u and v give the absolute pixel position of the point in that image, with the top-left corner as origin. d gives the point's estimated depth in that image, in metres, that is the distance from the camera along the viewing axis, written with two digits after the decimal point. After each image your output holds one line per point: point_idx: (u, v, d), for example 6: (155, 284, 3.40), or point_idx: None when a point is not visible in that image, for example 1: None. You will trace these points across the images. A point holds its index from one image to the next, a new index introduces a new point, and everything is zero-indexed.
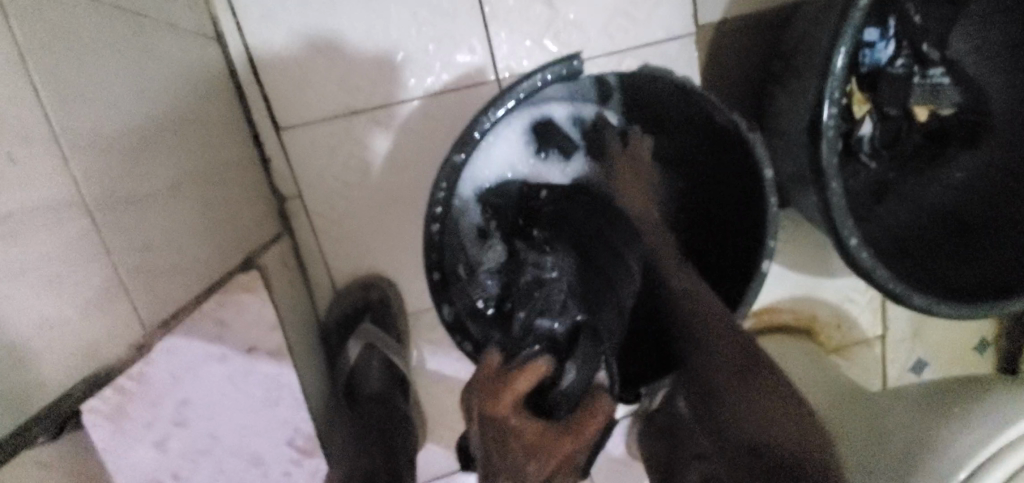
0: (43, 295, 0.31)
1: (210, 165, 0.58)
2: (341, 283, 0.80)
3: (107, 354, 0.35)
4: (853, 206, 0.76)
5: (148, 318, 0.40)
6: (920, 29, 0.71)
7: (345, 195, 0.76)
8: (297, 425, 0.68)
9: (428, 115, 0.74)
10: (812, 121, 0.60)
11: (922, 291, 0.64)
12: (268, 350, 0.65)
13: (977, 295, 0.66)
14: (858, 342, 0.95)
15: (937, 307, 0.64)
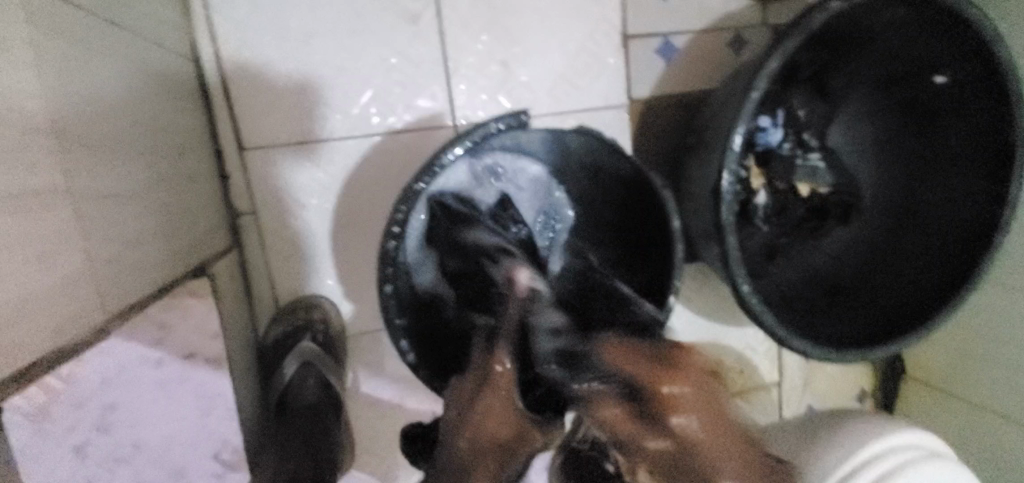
0: (29, 269, 0.34)
1: (176, 170, 0.61)
2: (285, 300, 0.82)
3: (72, 330, 0.38)
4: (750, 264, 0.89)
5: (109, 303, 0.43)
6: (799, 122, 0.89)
7: (300, 215, 0.80)
8: (224, 437, 0.67)
9: (386, 150, 0.81)
10: (716, 187, 0.72)
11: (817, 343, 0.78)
12: (206, 357, 0.66)
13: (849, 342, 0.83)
14: (756, 387, 1.07)
15: (812, 350, 0.77)
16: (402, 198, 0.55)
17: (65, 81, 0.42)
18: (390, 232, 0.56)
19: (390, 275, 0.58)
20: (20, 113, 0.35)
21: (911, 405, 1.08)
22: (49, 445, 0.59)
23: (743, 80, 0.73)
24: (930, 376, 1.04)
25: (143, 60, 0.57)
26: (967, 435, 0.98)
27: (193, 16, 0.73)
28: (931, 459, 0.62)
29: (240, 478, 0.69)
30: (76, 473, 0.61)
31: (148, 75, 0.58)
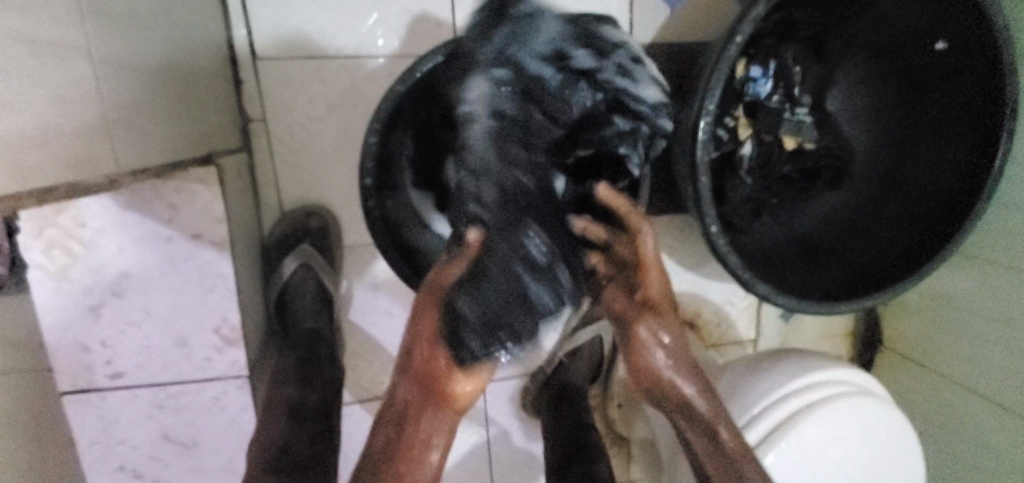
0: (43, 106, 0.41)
1: (190, 64, 0.66)
2: (289, 206, 0.89)
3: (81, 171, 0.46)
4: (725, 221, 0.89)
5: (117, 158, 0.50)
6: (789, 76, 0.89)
7: (305, 126, 0.85)
8: (224, 314, 0.74)
9: (390, 72, 0.85)
10: (696, 127, 0.75)
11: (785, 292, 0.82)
12: (211, 240, 0.71)
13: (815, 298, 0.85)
14: (731, 341, 1.13)
15: (775, 297, 0.81)
16: (382, 99, 0.65)
17: None
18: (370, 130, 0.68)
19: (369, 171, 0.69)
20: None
21: (884, 371, 1.13)
22: (71, 301, 0.70)
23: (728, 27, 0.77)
24: (908, 349, 1.07)
25: None
26: (930, 401, 1.03)
27: None
28: (858, 394, 0.67)
29: (236, 355, 0.76)
30: (94, 331, 0.72)
31: None
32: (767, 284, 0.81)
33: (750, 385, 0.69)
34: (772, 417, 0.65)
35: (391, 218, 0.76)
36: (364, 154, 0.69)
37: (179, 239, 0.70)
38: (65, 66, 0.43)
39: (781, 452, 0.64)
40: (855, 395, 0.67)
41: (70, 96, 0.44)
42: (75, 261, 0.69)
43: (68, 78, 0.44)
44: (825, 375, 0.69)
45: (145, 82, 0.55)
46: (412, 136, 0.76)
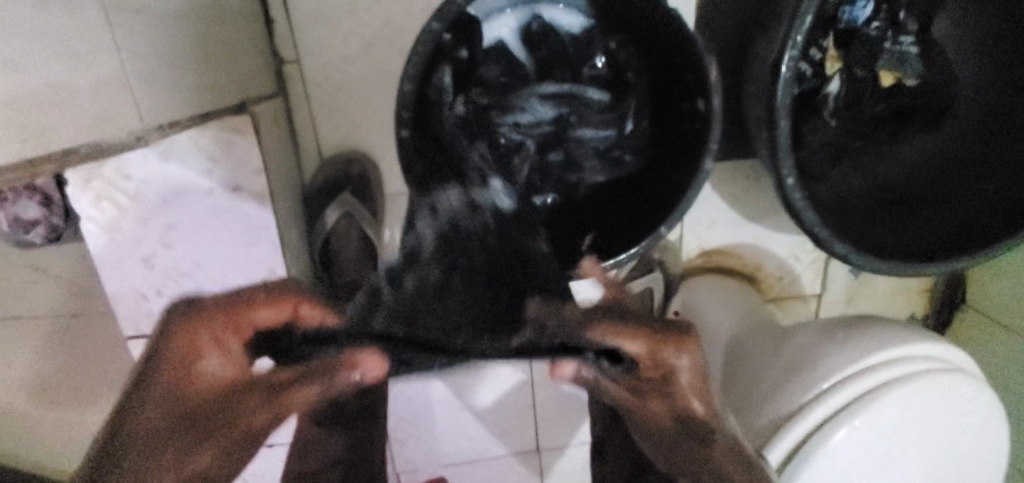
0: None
1: (213, 1, 0.61)
2: (328, 154, 0.85)
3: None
4: (800, 169, 0.79)
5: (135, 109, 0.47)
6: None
7: (341, 67, 0.80)
8: (270, 265, 0.74)
9: (428, 2, 0.77)
10: (776, 64, 0.64)
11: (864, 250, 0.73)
12: (252, 193, 0.70)
13: (896, 254, 0.75)
14: (793, 296, 1.06)
15: (851, 256, 0.72)
16: (419, 40, 0.58)
17: None
18: (406, 74, 0.59)
19: (405, 121, 0.62)
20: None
21: (965, 333, 1.04)
22: (125, 253, 0.71)
23: None
24: (1000, 312, 0.97)
25: None
26: (1016, 369, 0.93)
27: None
28: (945, 372, 0.60)
29: None
30: (148, 280, 0.73)
31: None
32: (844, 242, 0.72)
33: (828, 352, 0.63)
34: (846, 391, 0.59)
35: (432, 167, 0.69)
36: (399, 103, 0.60)
37: (221, 191, 0.69)
38: None
39: (856, 428, 0.58)
40: (949, 373, 0.60)
41: None
42: (120, 215, 0.69)
43: None
44: (918, 346, 0.62)
45: (165, 27, 0.51)
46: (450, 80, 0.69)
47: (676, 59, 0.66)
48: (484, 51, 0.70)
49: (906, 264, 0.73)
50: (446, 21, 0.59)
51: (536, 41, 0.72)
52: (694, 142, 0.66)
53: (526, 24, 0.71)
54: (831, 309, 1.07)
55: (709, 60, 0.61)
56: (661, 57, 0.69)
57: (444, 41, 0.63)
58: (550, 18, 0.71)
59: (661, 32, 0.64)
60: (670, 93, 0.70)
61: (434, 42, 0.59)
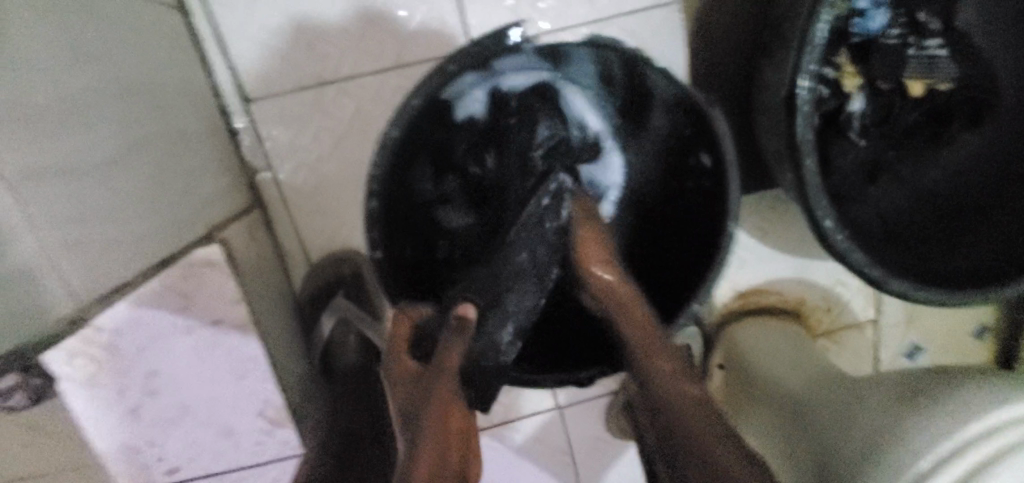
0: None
1: (162, 131, 0.57)
2: (317, 257, 0.79)
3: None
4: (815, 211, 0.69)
5: (67, 293, 0.41)
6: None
7: (316, 166, 0.74)
8: (264, 395, 0.68)
9: (398, 85, 0.72)
10: (790, 96, 0.57)
11: (918, 281, 0.61)
12: (233, 323, 0.64)
13: (962, 280, 0.62)
14: (847, 326, 0.95)
15: (910, 291, 0.60)
16: (378, 150, 0.51)
17: None
18: (370, 189, 0.52)
19: (378, 241, 0.54)
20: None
21: None
22: (109, 408, 0.65)
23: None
24: None
25: (100, 8, 0.51)
26: None
27: None
28: None
29: (288, 435, 0.70)
30: (139, 433, 0.67)
31: (112, 23, 0.52)
32: (900, 277, 0.61)
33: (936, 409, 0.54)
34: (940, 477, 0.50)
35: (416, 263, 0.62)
36: (366, 221, 0.53)
37: (200, 327, 0.63)
38: None
39: None
40: None
41: None
42: (96, 369, 0.63)
43: None
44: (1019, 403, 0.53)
45: (102, 181, 0.46)
46: (428, 182, 0.64)
47: (675, 116, 0.58)
48: (461, 131, 0.63)
49: (973, 291, 0.60)
50: (406, 123, 0.52)
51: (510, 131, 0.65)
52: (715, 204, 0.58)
53: (501, 94, 0.63)
54: (892, 333, 0.96)
55: (716, 112, 0.53)
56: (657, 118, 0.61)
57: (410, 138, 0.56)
58: (524, 88, 0.63)
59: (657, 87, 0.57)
60: (676, 159, 0.63)
61: (395, 147, 0.52)
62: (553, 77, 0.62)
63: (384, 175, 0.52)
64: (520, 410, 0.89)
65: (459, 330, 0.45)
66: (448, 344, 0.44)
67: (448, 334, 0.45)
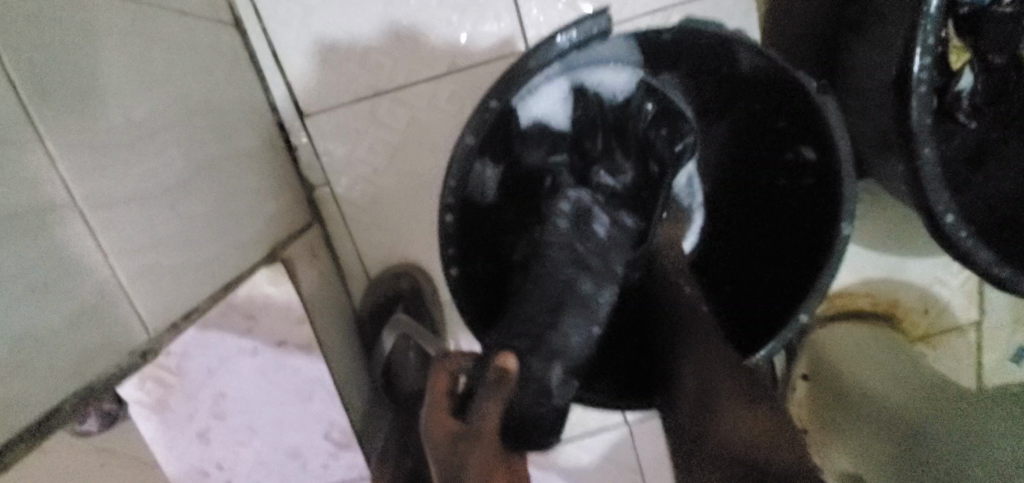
0: (6, 306, 0.29)
1: (224, 152, 0.56)
2: (375, 271, 0.77)
3: (88, 371, 0.34)
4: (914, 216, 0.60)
5: (140, 322, 0.39)
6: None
7: (374, 180, 0.72)
8: (331, 418, 0.66)
9: (454, 91, 0.69)
10: (902, 76, 0.51)
11: None
12: (297, 344, 0.62)
13: None
14: (946, 329, 0.85)
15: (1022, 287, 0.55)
16: (453, 159, 0.50)
17: (35, 71, 0.35)
18: (444, 204, 0.52)
19: (453, 257, 0.55)
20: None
21: None
22: (178, 433, 0.65)
23: None
24: None
25: (163, 27, 0.51)
26: None
27: None
28: None
29: (354, 457, 0.68)
30: (207, 456, 0.66)
31: (173, 43, 0.52)
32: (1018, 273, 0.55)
33: None
34: None
35: (484, 275, 0.58)
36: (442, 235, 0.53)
37: (265, 350, 0.62)
38: (53, 233, 0.33)
39: None
40: None
41: (71, 272, 0.34)
42: (161, 394, 0.62)
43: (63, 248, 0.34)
44: None
45: (168, 204, 0.44)
46: (500, 194, 0.58)
47: (773, 106, 0.54)
48: (532, 130, 0.57)
49: None
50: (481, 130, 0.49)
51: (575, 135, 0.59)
52: (823, 201, 0.54)
53: (573, 87, 0.56)
54: (1000, 336, 0.86)
55: (825, 98, 0.49)
56: (750, 112, 0.57)
57: (489, 146, 0.54)
58: (596, 84, 0.56)
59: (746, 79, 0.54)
60: (773, 158, 0.58)
61: (470, 157, 0.50)
62: (633, 73, 0.56)
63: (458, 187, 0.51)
64: (588, 427, 0.84)
65: (499, 384, 0.41)
66: (485, 406, 0.40)
67: (485, 392, 0.41)
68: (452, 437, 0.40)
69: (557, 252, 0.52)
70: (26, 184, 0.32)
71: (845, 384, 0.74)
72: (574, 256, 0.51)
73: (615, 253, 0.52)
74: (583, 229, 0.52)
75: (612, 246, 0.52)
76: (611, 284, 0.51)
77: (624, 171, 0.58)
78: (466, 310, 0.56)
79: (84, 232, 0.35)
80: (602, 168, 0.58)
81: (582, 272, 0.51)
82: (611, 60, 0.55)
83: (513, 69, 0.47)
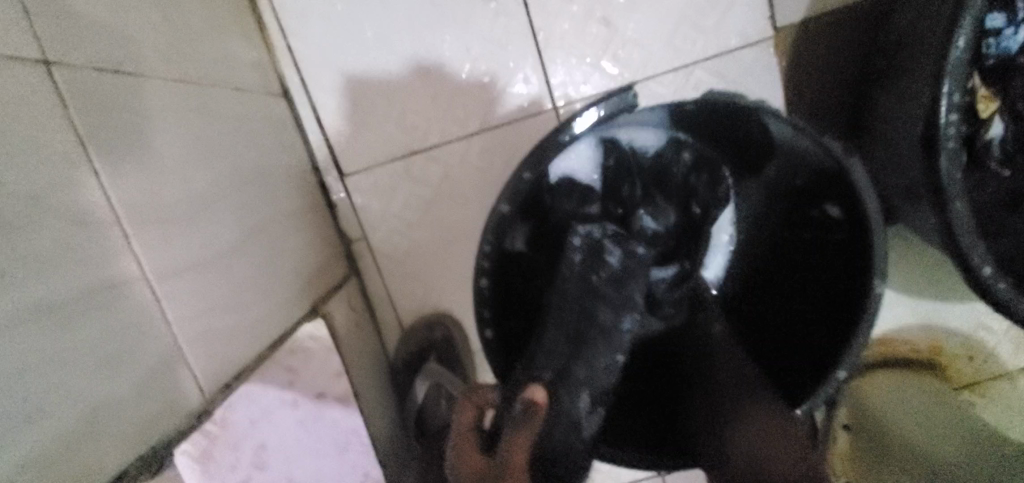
0: (83, 377, 0.32)
1: (270, 214, 0.59)
2: (408, 320, 0.79)
3: (147, 432, 0.37)
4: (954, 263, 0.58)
5: (194, 384, 0.41)
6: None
7: (409, 234, 0.75)
8: (365, 469, 0.67)
9: (485, 149, 0.72)
10: (929, 128, 0.52)
11: None
12: (336, 395, 0.64)
13: None
14: (995, 377, 0.82)
15: None
16: (489, 223, 0.51)
17: (114, 158, 0.38)
18: (481, 267, 0.53)
19: (488, 319, 0.56)
20: (53, 203, 0.32)
21: None
22: None
23: (921, 22, 0.55)
24: None
25: (219, 102, 0.55)
26: None
27: (276, 50, 0.70)
28: None
29: None
30: None
31: (228, 117, 0.56)
32: None
33: None
34: None
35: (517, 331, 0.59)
36: (476, 295, 0.54)
37: None
38: (128, 311, 0.36)
39: None
40: None
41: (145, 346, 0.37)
42: None
43: (138, 324, 0.37)
44: None
45: (222, 269, 0.48)
46: (528, 247, 0.57)
47: (789, 165, 0.56)
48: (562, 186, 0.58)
49: None
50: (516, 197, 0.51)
51: (611, 186, 0.58)
52: (851, 257, 0.54)
53: (605, 144, 0.57)
54: None
55: (853, 162, 0.48)
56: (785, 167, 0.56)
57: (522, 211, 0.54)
58: (630, 141, 0.57)
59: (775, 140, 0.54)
60: (797, 211, 0.58)
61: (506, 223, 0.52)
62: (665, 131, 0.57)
63: (492, 250, 0.52)
64: (620, 478, 0.82)
65: (527, 414, 0.41)
66: (511, 437, 0.40)
67: (512, 425, 0.41)
68: (476, 474, 0.41)
69: (567, 288, 0.50)
70: (108, 268, 0.35)
71: (886, 434, 0.72)
72: (589, 289, 0.49)
73: (634, 282, 0.51)
74: (596, 261, 0.50)
75: (629, 275, 0.51)
76: (633, 312, 0.50)
77: (669, 211, 0.58)
78: (498, 360, 0.56)
79: (151, 303, 0.38)
80: (645, 210, 0.58)
81: (599, 303, 0.49)
82: (645, 123, 0.56)
83: (547, 139, 0.49)
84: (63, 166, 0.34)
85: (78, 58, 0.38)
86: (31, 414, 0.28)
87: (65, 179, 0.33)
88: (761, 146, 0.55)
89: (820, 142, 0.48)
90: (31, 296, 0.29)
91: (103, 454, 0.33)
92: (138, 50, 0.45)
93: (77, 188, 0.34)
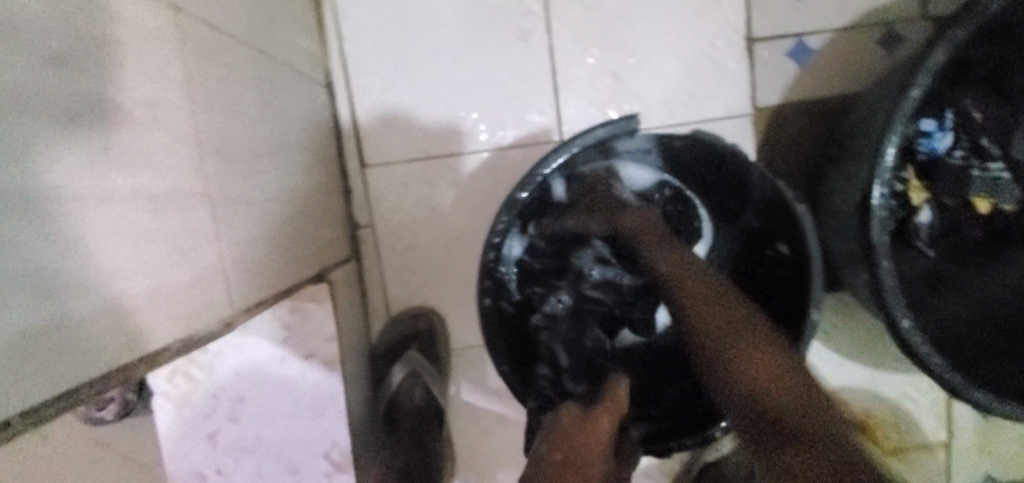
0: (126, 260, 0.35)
1: (303, 182, 0.66)
2: (396, 310, 0.84)
3: (187, 326, 0.42)
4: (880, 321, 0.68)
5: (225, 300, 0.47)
6: (1000, 123, 0.70)
7: (413, 229, 0.82)
8: (335, 436, 0.70)
9: (495, 164, 0.81)
10: (867, 199, 0.62)
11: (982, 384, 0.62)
12: (324, 359, 0.69)
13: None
14: (917, 446, 0.90)
15: (970, 392, 0.61)
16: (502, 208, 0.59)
17: (204, 94, 0.45)
18: (489, 245, 0.62)
19: (488, 290, 0.65)
20: (142, 111, 0.37)
21: None
22: (190, 431, 0.69)
23: (869, 117, 0.67)
24: None
25: (284, 77, 0.63)
26: None
27: (328, 46, 0.79)
28: None
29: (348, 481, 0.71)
30: (210, 459, 0.69)
31: (288, 92, 0.63)
32: (966, 377, 0.62)
33: None
34: None
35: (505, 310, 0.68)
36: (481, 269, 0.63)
37: (293, 360, 0.69)
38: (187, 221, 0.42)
39: None
40: None
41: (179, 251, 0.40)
42: (188, 389, 0.67)
43: (182, 231, 0.41)
44: None
45: (259, 213, 0.54)
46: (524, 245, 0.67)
47: (749, 210, 0.66)
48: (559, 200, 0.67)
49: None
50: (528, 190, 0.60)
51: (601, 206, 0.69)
52: (795, 291, 0.63)
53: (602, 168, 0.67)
54: (964, 459, 0.91)
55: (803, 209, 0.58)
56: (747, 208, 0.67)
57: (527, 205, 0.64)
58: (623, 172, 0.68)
59: (743, 185, 0.64)
60: (755, 253, 0.68)
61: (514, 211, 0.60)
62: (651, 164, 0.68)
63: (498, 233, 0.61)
64: None
65: (614, 394, 0.54)
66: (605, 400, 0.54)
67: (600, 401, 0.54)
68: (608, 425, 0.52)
69: None
70: (176, 178, 0.40)
71: None
72: None
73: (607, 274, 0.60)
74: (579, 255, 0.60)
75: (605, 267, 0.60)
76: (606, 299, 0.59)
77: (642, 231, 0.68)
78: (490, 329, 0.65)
79: (207, 220, 0.44)
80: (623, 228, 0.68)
81: None
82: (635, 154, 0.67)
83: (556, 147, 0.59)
84: (161, 86, 0.39)
85: (193, 9, 0.45)
86: (76, 280, 0.32)
87: (165, 98, 0.40)
88: (731, 187, 0.66)
89: (777, 187, 0.59)
90: (94, 179, 0.33)
91: (144, 330, 0.37)
92: (232, 16, 0.52)
93: (166, 105, 0.40)
